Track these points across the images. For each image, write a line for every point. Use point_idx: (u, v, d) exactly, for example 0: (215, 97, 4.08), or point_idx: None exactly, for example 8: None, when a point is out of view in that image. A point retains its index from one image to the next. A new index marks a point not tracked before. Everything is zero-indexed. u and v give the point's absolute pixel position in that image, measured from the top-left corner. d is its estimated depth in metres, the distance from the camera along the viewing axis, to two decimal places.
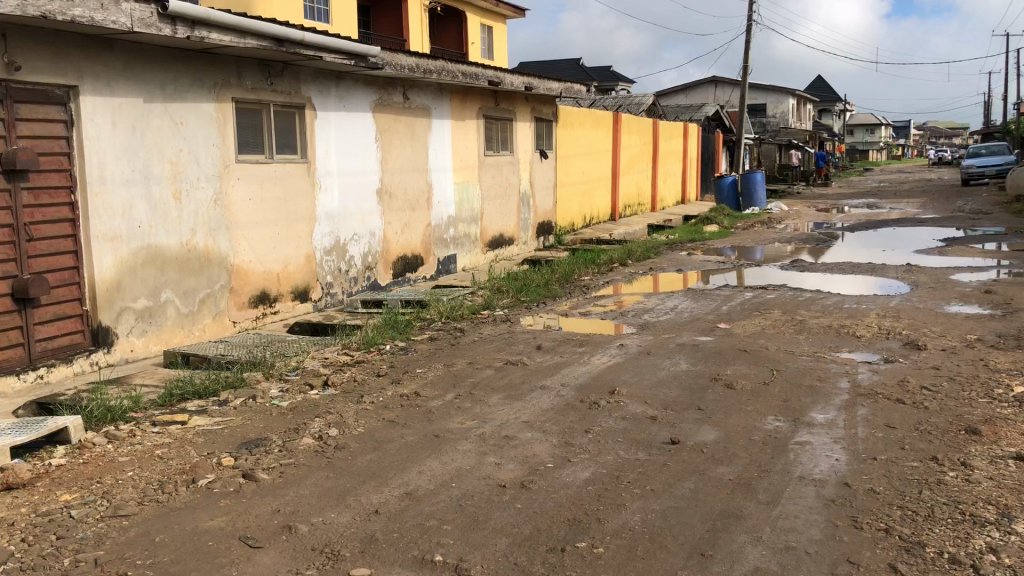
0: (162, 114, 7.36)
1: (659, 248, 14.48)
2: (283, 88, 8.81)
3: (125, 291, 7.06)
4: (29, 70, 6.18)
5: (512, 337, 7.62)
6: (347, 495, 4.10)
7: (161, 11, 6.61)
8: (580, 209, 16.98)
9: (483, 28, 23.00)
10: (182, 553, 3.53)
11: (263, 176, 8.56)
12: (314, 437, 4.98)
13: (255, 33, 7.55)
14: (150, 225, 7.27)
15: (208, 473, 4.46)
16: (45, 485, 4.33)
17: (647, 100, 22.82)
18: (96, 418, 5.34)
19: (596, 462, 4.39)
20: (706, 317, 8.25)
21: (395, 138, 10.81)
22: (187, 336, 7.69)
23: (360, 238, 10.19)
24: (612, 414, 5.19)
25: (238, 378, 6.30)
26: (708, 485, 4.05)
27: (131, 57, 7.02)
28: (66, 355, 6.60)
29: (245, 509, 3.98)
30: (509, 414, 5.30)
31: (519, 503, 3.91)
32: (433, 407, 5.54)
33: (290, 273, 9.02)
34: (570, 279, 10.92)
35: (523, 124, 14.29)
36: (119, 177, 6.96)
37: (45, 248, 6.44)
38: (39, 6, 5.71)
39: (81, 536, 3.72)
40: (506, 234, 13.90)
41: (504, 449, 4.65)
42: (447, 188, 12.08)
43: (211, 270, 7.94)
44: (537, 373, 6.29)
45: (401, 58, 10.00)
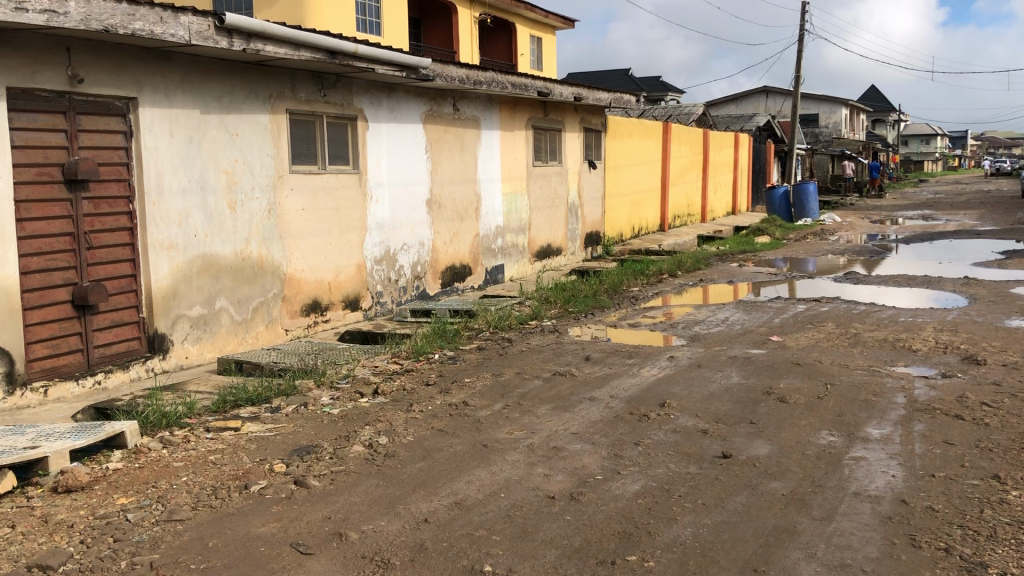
0: (219, 126, 7.49)
1: (709, 259, 14.37)
2: (336, 99, 8.93)
3: (181, 299, 7.18)
4: (91, 82, 6.35)
5: (561, 348, 7.61)
6: (397, 503, 4.12)
7: (218, 24, 6.74)
8: (629, 219, 16.92)
9: (532, 39, 23.08)
10: (235, 558, 3.58)
11: (316, 187, 8.68)
12: (364, 444, 5.02)
13: (309, 46, 7.66)
14: (205, 235, 7.40)
15: (260, 479, 4.52)
16: (102, 489, 4.43)
17: (698, 111, 22.69)
18: (152, 423, 5.44)
19: (646, 475, 4.36)
20: (758, 329, 8.15)
21: (445, 149, 10.88)
22: (240, 343, 7.80)
23: (410, 248, 10.26)
24: (663, 427, 5.15)
25: (290, 385, 6.38)
26: (761, 499, 4.00)
27: (189, 70, 7.17)
28: (123, 361, 6.74)
29: (297, 515, 4.03)
30: (558, 425, 5.29)
31: (569, 515, 3.89)
32: (481, 416, 5.55)
33: (341, 282, 9.11)
34: (619, 290, 10.87)
35: (573, 135, 14.30)
36: (176, 187, 7.10)
37: (104, 256, 6.59)
38: (102, 20, 5.86)
39: (137, 539, 3.79)
40: (554, 245, 13.90)
41: (553, 460, 4.64)
42: (496, 198, 12.13)
43: (265, 278, 8.06)
44: (586, 384, 6.27)
45: (452, 70, 10.06)
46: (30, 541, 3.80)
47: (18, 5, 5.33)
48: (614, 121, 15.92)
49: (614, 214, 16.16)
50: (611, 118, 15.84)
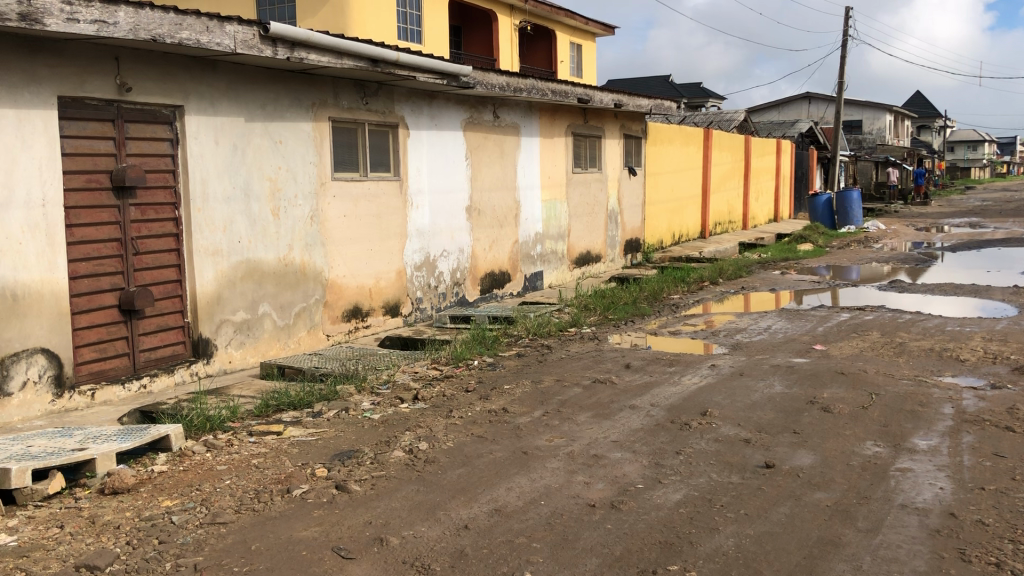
0: (263, 133, 7.58)
1: (750, 266, 14.25)
2: (378, 107, 9.00)
3: (225, 304, 7.27)
4: (139, 91, 6.47)
5: (601, 355, 7.60)
6: (437, 509, 4.13)
7: (262, 33, 6.83)
8: (670, 226, 16.83)
9: (572, 47, 23.08)
10: (277, 562, 3.61)
11: (358, 194, 8.75)
12: (404, 450, 5.03)
13: (352, 54, 7.72)
14: (249, 241, 7.49)
15: (302, 483, 4.56)
16: (148, 491, 4.49)
17: (739, 117, 22.52)
18: (196, 427, 5.51)
19: (688, 484, 4.32)
20: (801, 338, 8.05)
21: (485, 156, 10.92)
22: (282, 348, 7.88)
23: (449, 255, 10.30)
24: (704, 436, 5.11)
25: (332, 390, 6.43)
26: (805, 510, 3.95)
27: (234, 78, 7.28)
28: (168, 365, 6.83)
29: (338, 519, 4.05)
30: (599, 433, 5.27)
31: (610, 523, 3.87)
32: (521, 423, 5.55)
33: (382, 288, 9.18)
34: (659, 297, 10.81)
35: (613, 141, 14.27)
36: (221, 194, 7.20)
37: (150, 262, 6.70)
38: (150, 29, 5.97)
39: (182, 541, 3.84)
40: (594, 251, 13.87)
41: (593, 468, 4.63)
42: (536, 205, 12.14)
43: (307, 284, 8.13)
44: (627, 392, 6.24)
45: (493, 77, 10.09)
46: (78, 541, 3.87)
47: (70, 15, 5.44)
48: (654, 127, 15.86)
49: (654, 221, 16.09)
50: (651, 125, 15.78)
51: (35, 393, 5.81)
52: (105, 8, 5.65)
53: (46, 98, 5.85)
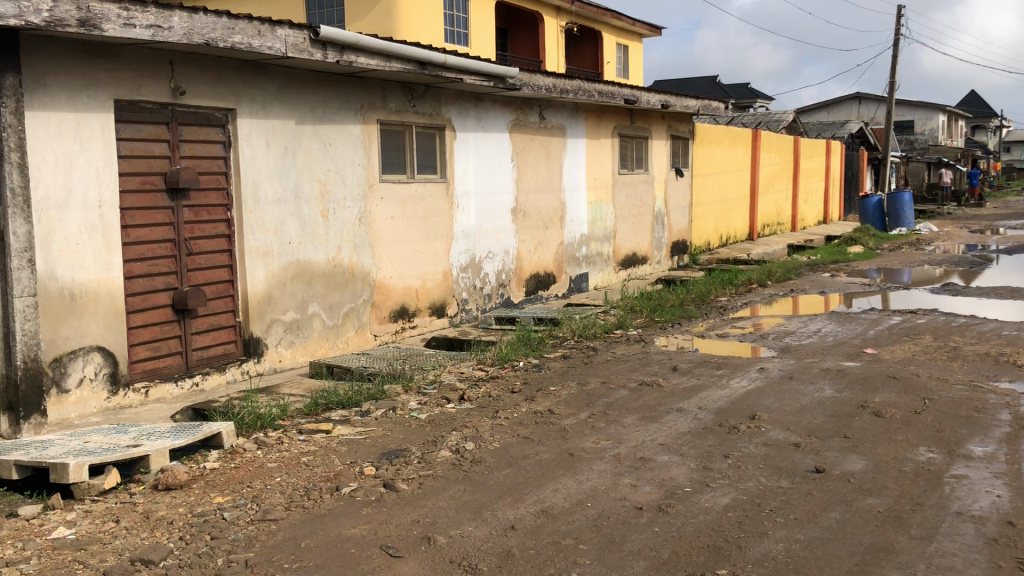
0: (313, 136, 7.68)
1: (799, 268, 14.09)
2: (425, 109, 9.06)
3: (276, 303, 7.37)
4: (192, 94, 6.58)
5: (647, 357, 7.56)
6: (484, 509, 4.14)
7: (313, 36, 6.92)
8: (717, 228, 16.68)
9: (619, 47, 22.99)
10: (327, 559, 3.65)
11: (405, 196, 8.82)
12: (451, 450, 5.06)
13: (400, 57, 7.79)
14: (299, 242, 7.59)
15: (351, 481, 4.61)
16: (200, 487, 4.57)
17: (788, 118, 22.26)
18: (247, 425, 5.60)
19: (736, 488, 4.28)
20: (852, 342, 7.91)
21: (531, 157, 10.93)
22: (331, 348, 7.97)
23: (495, 256, 10.33)
24: (753, 439, 5.06)
25: (379, 390, 6.49)
26: (856, 516, 3.89)
27: (285, 81, 7.38)
28: (220, 364, 6.94)
29: (387, 518, 4.08)
30: (646, 435, 5.24)
31: (658, 526, 3.85)
32: (567, 425, 5.54)
33: (428, 289, 9.23)
34: (707, 300, 10.73)
35: (660, 143, 14.19)
36: (272, 195, 7.31)
37: (203, 262, 6.81)
38: (203, 33, 6.07)
39: (233, 537, 3.90)
40: (640, 253, 13.80)
41: (640, 470, 4.61)
42: (582, 207, 12.12)
43: (355, 285, 8.22)
44: (674, 395, 6.20)
45: (540, 79, 10.10)
46: (133, 536, 3.95)
47: (127, 21, 5.57)
48: (702, 128, 15.74)
49: (701, 222, 15.97)
50: (698, 126, 15.66)
51: (91, 389, 5.94)
52: (160, 13, 5.78)
53: (104, 101, 5.98)
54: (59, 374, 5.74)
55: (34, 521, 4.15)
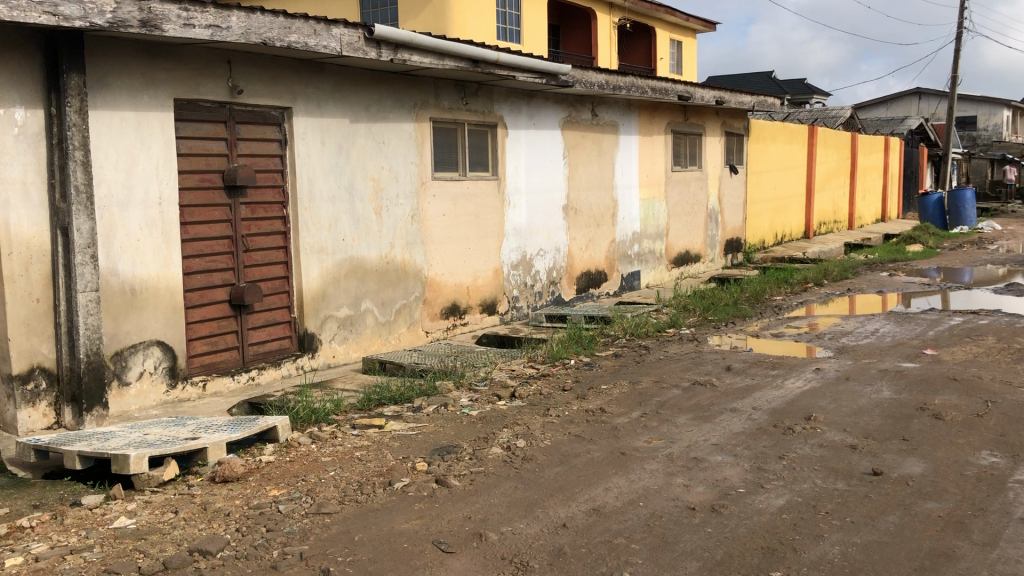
0: (366, 134, 7.75)
1: (856, 267, 13.85)
2: (477, 107, 9.09)
3: (330, 300, 7.45)
4: (249, 93, 6.68)
5: (701, 357, 7.49)
6: (535, 506, 4.15)
7: (368, 35, 6.98)
8: (772, 226, 16.47)
9: (672, 43, 22.80)
10: (380, 553, 3.68)
11: (457, 194, 8.87)
12: (502, 447, 5.07)
13: (453, 55, 7.82)
14: (353, 239, 7.66)
15: (403, 477, 4.65)
16: (256, 480, 4.64)
17: (845, 114, 21.89)
18: (302, 419, 5.68)
19: (790, 490, 4.23)
20: (911, 343, 7.75)
21: (582, 154, 10.91)
22: (384, 344, 8.04)
23: (546, 253, 10.32)
24: (809, 441, 4.99)
25: (431, 386, 6.53)
26: (915, 520, 3.81)
27: (340, 80, 7.46)
28: (275, 359, 7.05)
29: (439, 514, 4.11)
30: (699, 435, 5.20)
31: (710, 527, 3.82)
32: (619, 423, 5.51)
33: (479, 286, 9.26)
34: (761, 298, 10.60)
35: (714, 139, 14.05)
36: (327, 193, 7.39)
37: (260, 258, 6.92)
38: (261, 33, 6.16)
39: (288, 530, 3.96)
40: (693, 251, 13.68)
41: (693, 470, 4.57)
42: (634, 204, 12.05)
43: (407, 281, 8.27)
44: (728, 395, 6.13)
45: (593, 76, 10.06)
46: (191, 526, 4.03)
47: (187, 21, 5.67)
48: (757, 125, 15.56)
49: (756, 220, 15.77)
50: (753, 122, 15.48)
51: (150, 383, 6.07)
52: (218, 13, 5.87)
53: (164, 101, 6.11)
54: (120, 367, 5.87)
55: (96, 510, 4.26)
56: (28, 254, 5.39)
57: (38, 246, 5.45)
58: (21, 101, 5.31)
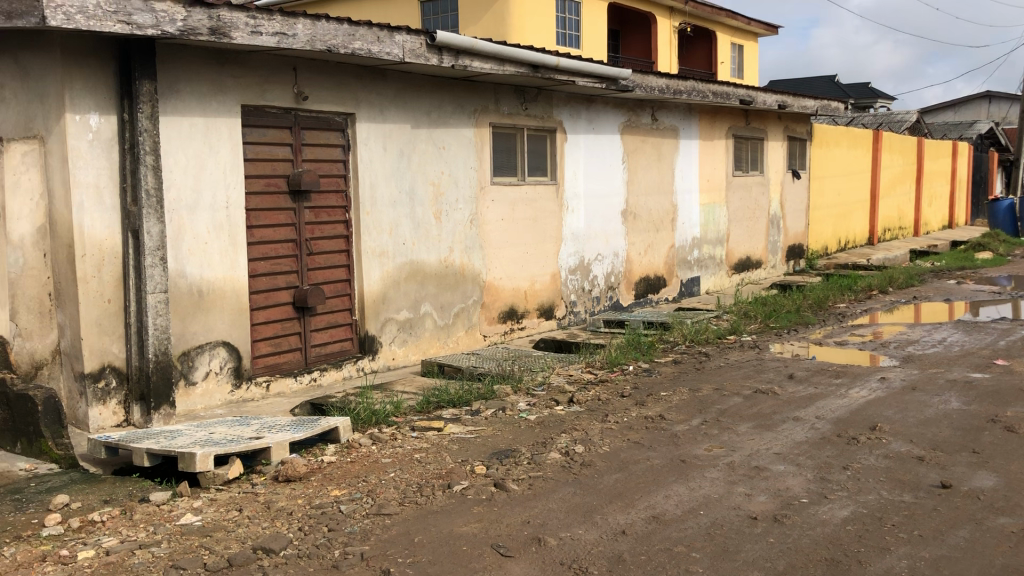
0: (427, 139, 7.83)
1: (922, 275, 13.54)
2: (537, 112, 9.11)
3: (390, 303, 7.54)
4: (314, 99, 6.80)
5: (762, 364, 7.39)
6: (594, 512, 4.14)
7: (429, 42, 7.05)
8: (836, 232, 16.19)
9: (734, 47, 22.58)
10: (439, 555, 3.71)
11: (515, 198, 8.91)
12: (561, 452, 5.07)
13: (514, 61, 7.85)
14: (413, 243, 7.74)
15: (463, 479, 4.67)
16: (318, 480, 4.71)
17: (912, 118, 21.42)
18: (362, 420, 5.75)
19: (855, 501, 4.15)
20: (981, 353, 7.55)
21: (642, 159, 10.86)
22: (442, 347, 8.10)
23: (604, 258, 10.29)
24: (874, 451, 4.90)
25: (489, 390, 6.56)
26: (987, 535, 3.72)
27: (402, 86, 7.55)
28: (337, 360, 7.14)
29: (498, 517, 4.13)
30: (761, 444, 5.14)
31: (773, 537, 3.77)
32: (679, 431, 5.48)
33: (537, 291, 9.27)
34: (824, 306, 10.42)
35: (776, 144, 13.87)
36: (388, 198, 7.48)
37: (322, 262, 7.02)
38: (325, 40, 6.26)
39: (350, 530, 4.01)
40: (754, 257, 13.51)
41: (755, 479, 4.51)
42: (694, 210, 11.96)
43: (466, 285, 8.33)
44: (791, 403, 6.04)
45: (653, 80, 10.01)
46: (255, 524, 4.10)
47: (254, 28, 5.79)
48: (820, 129, 15.33)
49: (819, 226, 15.52)
50: (816, 126, 15.26)
51: (216, 382, 6.20)
52: (285, 21, 5.97)
53: (232, 107, 6.24)
54: (187, 367, 6.01)
55: (164, 507, 4.37)
56: (101, 255, 5.55)
57: (110, 248, 5.61)
58: (96, 107, 5.48)
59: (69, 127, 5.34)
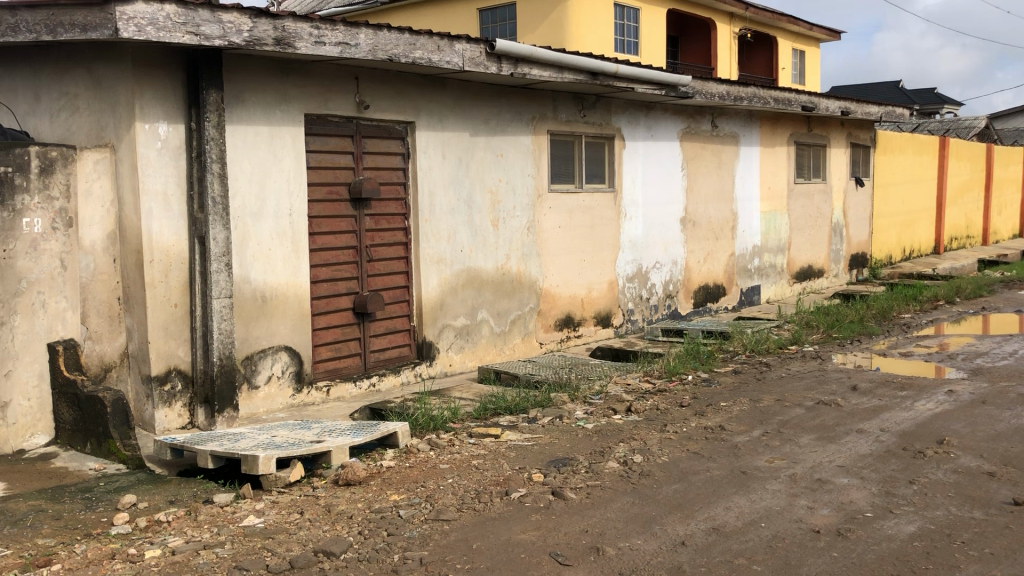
0: (486, 147, 7.87)
1: (991, 285, 13.19)
2: (595, 119, 9.10)
3: (447, 309, 7.58)
4: (375, 108, 6.88)
5: (825, 375, 7.27)
6: (653, 522, 4.11)
7: (489, 50, 7.09)
8: (900, 240, 15.85)
9: (795, 53, 22.28)
10: (497, 562, 3.72)
11: (573, 206, 8.91)
12: (619, 461, 5.05)
13: (573, 68, 7.85)
14: (471, 250, 7.78)
15: (520, 487, 4.67)
16: (377, 485, 4.76)
17: (980, 124, 20.88)
18: (420, 426, 5.80)
19: (922, 517, 4.05)
20: None
21: (702, 166, 10.77)
22: (499, 354, 8.13)
23: (662, 267, 10.22)
24: (942, 466, 4.78)
25: (546, 397, 6.56)
26: None
27: (462, 94, 7.60)
28: (396, 366, 7.20)
29: (555, 525, 4.12)
30: (824, 456, 5.05)
31: (836, 551, 3.70)
32: (739, 442, 5.41)
33: (594, 299, 9.25)
34: (888, 316, 10.21)
35: (838, 151, 13.65)
36: (446, 205, 7.53)
37: (382, 268, 7.10)
38: (387, 49, 6.34)
39: (408, 535, 4.04)
40: (816, 266, 13.29)
41: (818, 492, 4.44)
42: (755, 218, 11.82)
43: (523, 293, 8.34)
44: (854, 415, 5.93)
45: (713, 86, 9.92)
46: (316, 528, 4.16)
47: (318, 39, 5.89)
48: (884, 136, 15.04)
49: (883, 235, 15.22)
50: (880, 133, 14.97)
51: (278, 386, 6.30)
52: (348, 31, 6.07)
53: (295, 116, 6.35)
54: (250, 371, 6.12)
55: (227, 508, 4.45)
56: (168, 261, 5.69)
57: (177, 254, 5.74)
58: (164, 116, 5.62)
59: (139, 136, 5.49)
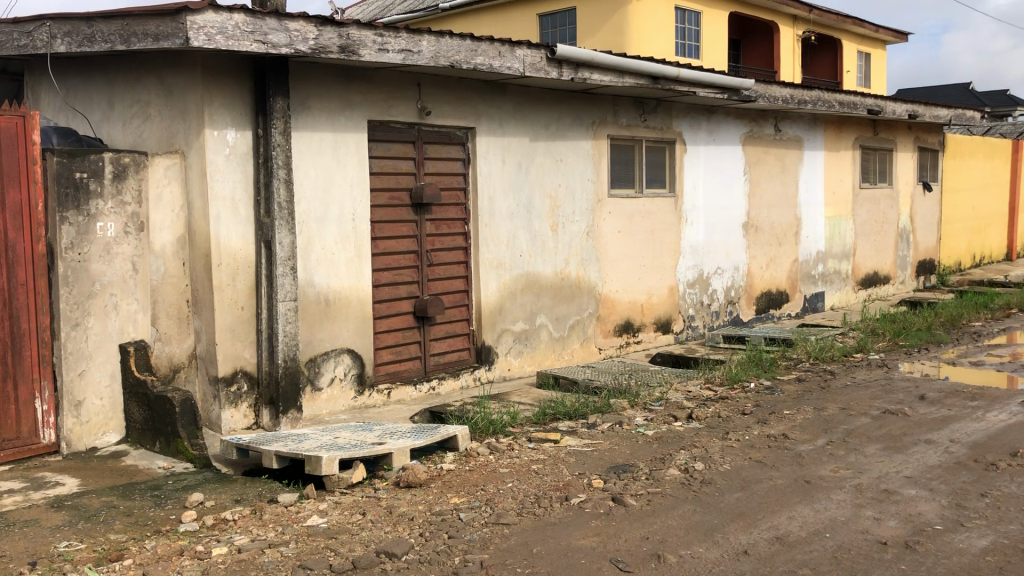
0: (546, 153, 7.89)
1: None
2: (656, 124, 9.06)
3: (506, 314, 7.62)
4: (437, 114, 6.95)
5: (892, 384, 7.12)
6: (715, 531, 4.07)
7: (550, 55, 7.11)
8: (970, 247, 15.45)
9: (860, 56, 21.88)
10: (558, 567, 3.72)
11: (633, 211, 8.87)
12: (680, 468, 5.01)
13: (634, 72, 7.82)
14: (530, 255, 7.80)
15: (580, 493, 4.66)
16: (438, 487, 4.79)
17: None
18: (480, 430, 5.83)
19: (995, 530, 3.95)
20: None
21: (765, 170, 10.64)
22: (557, 359, 8.13)
23: (724, 272, 10.12)
24: (1015, 479, 4.64)
25: (605, 403, 6.54)
26: None
27: (522, 99, 7.64)
28: (455, 369, 7.25)
29: (616, 532, 4.11)
30: (892, 467, 4.94)
31: (904, 564, 3.63)
32: (803, 451, 5.33)
33: (654, 305, 9.19)
34: (957, 324, 9.95)
35: (905, 155, 13.37)
36: (506, 211, 7.57)
37: (443, 273, 7.16)
38: (449, 56, 6.40)
39: (469, 538, 4.07)
40: (882, 272, 13.02)
41: (884, 503, 4.35)
42: (819, 223, 11.63)
43: (582, 298, 8.33)
44: (922, 425, 5.79)
45: (777, 90, 9.79)
46: (378, 529, 4.21)
47: (381, 46, 5.97)
48: (953, 140, 14.69)
49: (952, 241, 14.85)
50: (949, 137, 14.63)
51: (340, 388, 6.39)
52: (411, 38, 6.14)
53: (359, 122, 6.45)
54: (314, 373, 6.22)
55: (291, 508, 4.53)
56: (235, 264, 5.81)
57: (244, 258, 5.86)
58: (232, 123, 5.75)
59: (208, 142, 5.62)
